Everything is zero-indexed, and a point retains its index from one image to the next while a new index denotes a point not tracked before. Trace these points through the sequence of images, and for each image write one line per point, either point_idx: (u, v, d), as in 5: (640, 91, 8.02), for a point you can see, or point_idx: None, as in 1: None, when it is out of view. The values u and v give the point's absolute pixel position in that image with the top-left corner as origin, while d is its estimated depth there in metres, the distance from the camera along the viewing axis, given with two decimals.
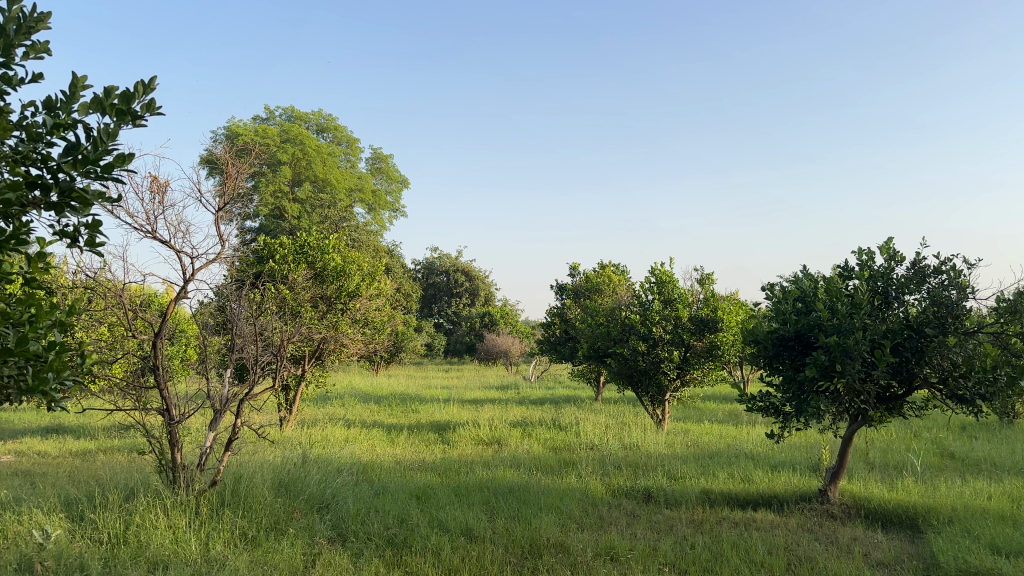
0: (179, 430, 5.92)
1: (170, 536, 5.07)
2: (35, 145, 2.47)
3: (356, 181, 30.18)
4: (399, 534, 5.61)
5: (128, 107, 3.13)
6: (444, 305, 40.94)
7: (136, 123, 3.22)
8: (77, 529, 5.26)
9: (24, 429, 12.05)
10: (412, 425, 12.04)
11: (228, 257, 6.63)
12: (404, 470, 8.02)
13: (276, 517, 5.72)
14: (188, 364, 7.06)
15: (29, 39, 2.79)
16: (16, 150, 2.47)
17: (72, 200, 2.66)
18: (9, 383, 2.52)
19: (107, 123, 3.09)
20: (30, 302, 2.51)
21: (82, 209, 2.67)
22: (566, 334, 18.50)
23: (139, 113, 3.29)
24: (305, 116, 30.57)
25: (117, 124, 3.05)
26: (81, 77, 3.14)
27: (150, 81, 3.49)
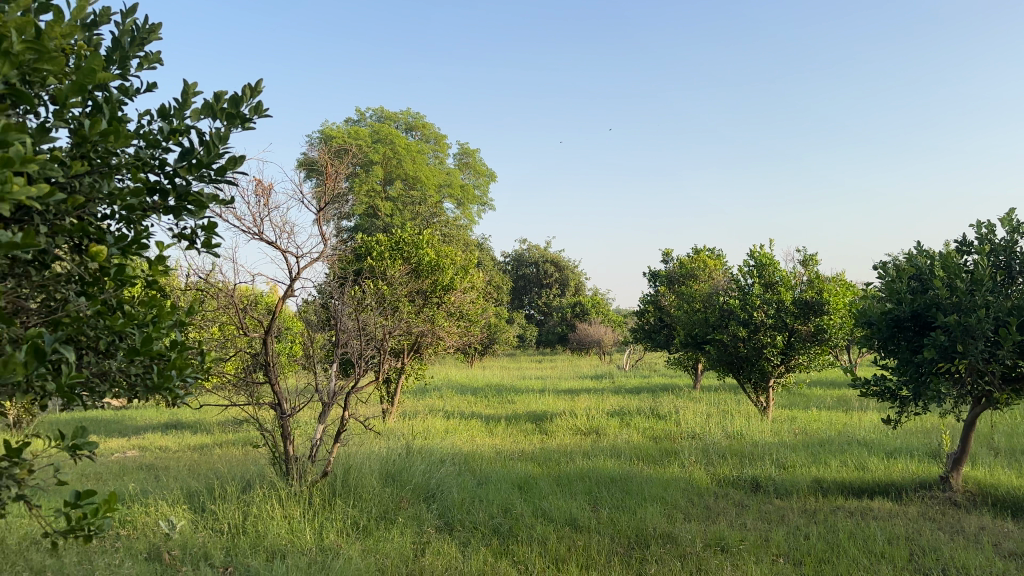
0: (291, 423, 6.10)
1: (286, 526, 5.23)
2: (157, 151, 2.34)
3: (444, 176, 30.55)
4: (504, 523, 5.63)
5: (238, 112, 3.08)
6: (535, 296, 40.90)
7: (246, 128, 3.18)
8: (200, 519, 5.50)
9: (146, 425, 12.75)
10: (510, 416, 12.10)
11: (330, 256, 6.82)
12: (505, 460, 8.06)
13: (385, 506, 5.84)
14: (295, 360, 7.29)
15: (143, 50, 2.77)
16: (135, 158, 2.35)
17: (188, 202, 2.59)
18: (135, 381, 2.56)
19: (217, 127, 3.06)
20: (153, 304, 2.57)
21: (199, 213, 2.59)
22: (662, 322, 18.16)
23: (248, 118, 3.23)
24: (393, 116, 31.19)
25: (228, 129, 3.01)
26: (193, 84, 3.11)
27: (257, 85, 3.42)
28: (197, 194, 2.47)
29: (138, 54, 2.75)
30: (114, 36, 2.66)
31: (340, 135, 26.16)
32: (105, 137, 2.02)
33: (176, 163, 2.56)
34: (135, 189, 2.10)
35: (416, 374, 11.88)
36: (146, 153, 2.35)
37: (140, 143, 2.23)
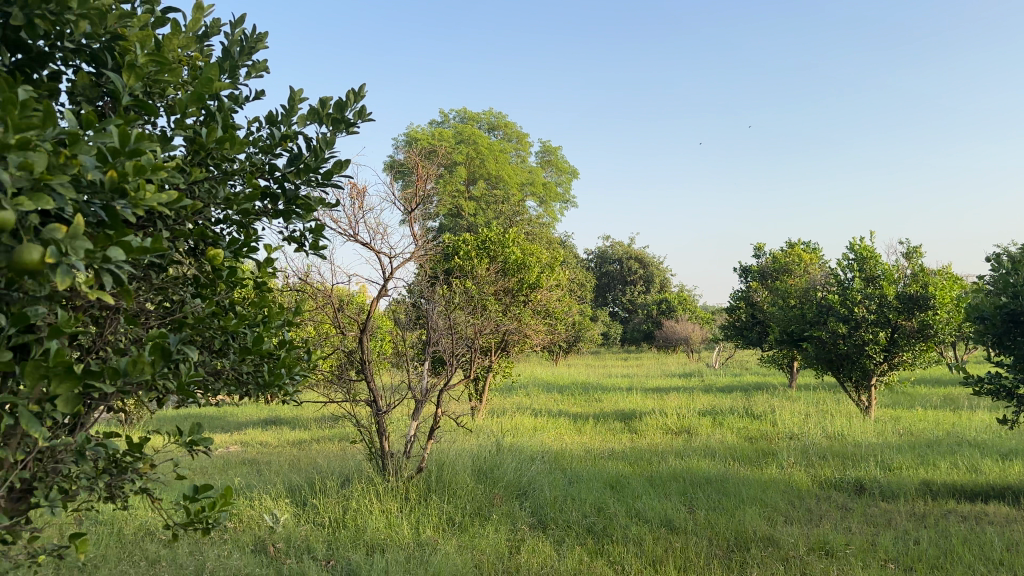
0: (387, 420, 6.21)
1: (384, 520, 5.33)
2: (268, 156, 2.39)
3: (527, 174, 30.63)
4: (598, 522, 5.60)
5: (343, 116, 3.04)
6: (620, 293, 40.58)
7: (351, 132, 3.12)
8: (302, 513, 5.67)
9: (246, 421, 13.25)
10: (599, 415, 12.03)
11: (422, 255, 6.91)
12: (596, 459, 8.02)
13: (478, 503, 5.88)
14: (389, 358, 7.42)
15: (251, 58, 2.84)
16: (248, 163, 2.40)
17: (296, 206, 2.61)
18: (248, 379, 2.65)
19: (323, 132, 3.04)
20: (262, 304, 2.66)
21: (306, 216, 2.61)
22: (754, 318, 17.66)
23: (353, 122, 3.18)
24: (476, 116, 31.48)
25: (333, 133, 2.97)
26: (297, 91, 3.10)
27: (360, 88, 3.31)
28: (307, 199, 2.51)
29: (245, 63, 2.81)
30: (224, 46, 2.73)
31: (425, 137, 26.59)
32: (222, 144, 2.08)
33: (284, 166, 2.50)
34: (250, 194, 2.16)
35: (503, 372, 11.95)
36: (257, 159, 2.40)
37: (254, 150, 2.28)
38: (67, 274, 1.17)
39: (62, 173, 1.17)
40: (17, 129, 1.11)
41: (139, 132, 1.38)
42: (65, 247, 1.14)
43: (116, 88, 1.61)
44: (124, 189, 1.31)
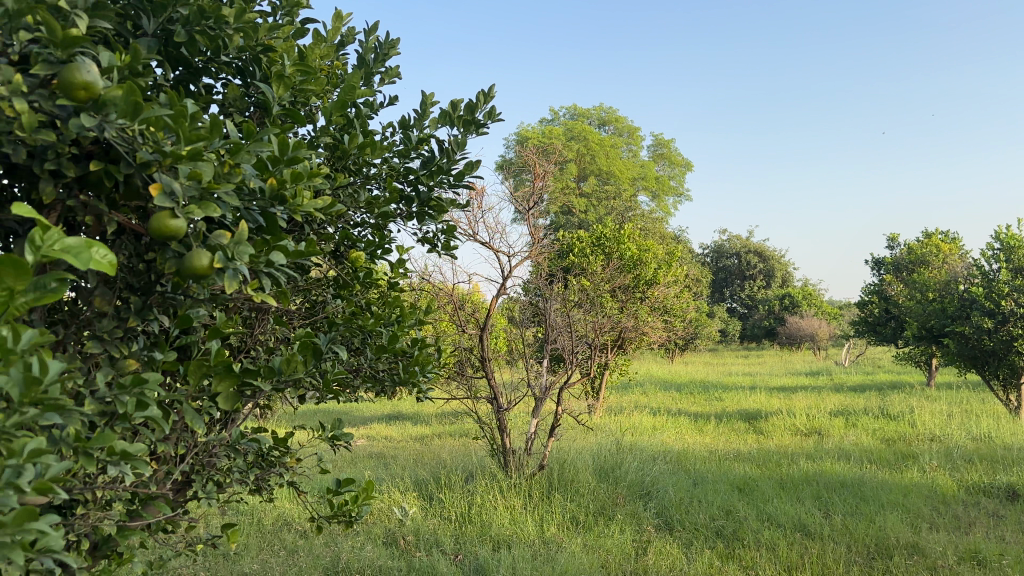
0: (507, 417, 6.25)
1: (509, 516, 5.37)
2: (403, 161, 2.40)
3: (640, 169, 30.24)
4: (727, 526, 5.45)
5: (474, 118, 2.97)
6: (738, 289, 39.46)
7: (482, 134, 3.05)
8: (429, 507, 5.78)
9: (370, 416, 13.68)
10: (721, 414, 11.72)
11: (540, 254, 6.91)
12: (721, 460, 7.80)
13: (601, 502, 5.83)
14: (510, 356, 7.46)
15: (386, 65, 2.87)
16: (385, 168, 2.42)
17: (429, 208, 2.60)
18: (384, 376, 2.72)
19: (454, 136, 2.98)
20: (395, 305, 2.72)
21: (439, 218, 2.62)
22: (888, 313, 16.67)
23: (485, 124, 3.11)
24: (587, 112, 31.27)
25: (465, 136, 2.91)
26: (429, 94, 3.07)
27: (490, 90, 3.23)
28: (439, 201, 2.52)
29: (379, 69, 2.84)
30: (359, 55, 2.77)
31: (536, 135, 26.70)
32: (362, 150, 2.11)
33: (416, 170, 2.45)
34: (388, 198, 2.20)
35: (620, 369, 11.83)
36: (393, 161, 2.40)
37: (394, 154, 2.32)
38: (232, 278, 1.23)
39: (228, 182, 1.23)
40: (189, 141, 1.17)
41: (296, 140, 1.43)
42: (232, 254, 1.20)
43: (266, 99, 1.66)
44: (282, 197, 1.36)
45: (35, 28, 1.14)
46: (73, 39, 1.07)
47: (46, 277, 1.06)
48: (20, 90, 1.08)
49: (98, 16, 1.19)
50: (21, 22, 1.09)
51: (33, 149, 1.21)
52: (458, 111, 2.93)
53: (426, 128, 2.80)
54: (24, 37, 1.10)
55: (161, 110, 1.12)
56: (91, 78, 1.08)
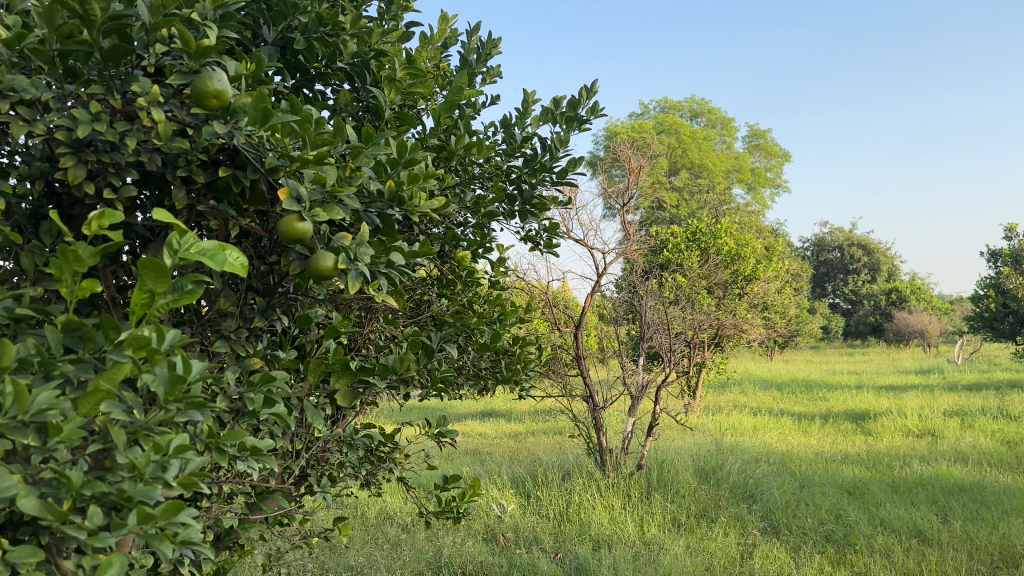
0: (604, 415, 6.20)
1: (607, 515, 5.31)
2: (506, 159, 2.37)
3: (734, 161, 29.52)
4: (836, 530, 5.25)
5: (576, 114, 2.91)
6: (840, 283, 38.03)
7: (585, 131, 2.98)
8: (528, 504, 5.78)
9: (464, 413, 13.81)
10: (825, 414, 11.31)
11: (637, 251, 6.81)
12: (828, 462, 7.53)
13: (703, 504, 5.71)
14: (606, 354, 7.39)
15: (487, 65, 2.85)
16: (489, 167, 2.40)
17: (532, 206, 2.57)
18: (487, 375, 2.73)
19: (556, 133, 2.93)
20: (497, 303, 2.71)
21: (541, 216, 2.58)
22: (1007, 308, 15.73)
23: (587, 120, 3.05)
24: (678, 105, 30.72)
25: (567, 133, 2.86)
26: (531, 92, 3.04)
27: (592, 86, 3.17)
28: (541, 198, 2.46)
29: (481, 71, 2.80)
30: (461, 55, 2.76)
31: (626, 130, 26.42)
32: (468, 150, 2.10)
33: (519, 168, 2.42)
34: (494, 197, 2.18)
35: (718, 367, 11.57)
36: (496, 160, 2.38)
37: (500, 152, 2.32)
38: (354, 278, 1.27)
39: (350, 185, 1.27)
40: (314, 146, 1.20)
41: (412, 142, 1.45)
42: (355, 256, 1.23)
43: (378, 103, 1.69)
44: (400, 198, 1.38)
45: (169, 40, 1.18)
46: (205, 49, 1.11)
47: (182, 279, 1.10)
48: (155, 100, 1.13)
49: (225, 26, 1.23)
50: (157, 34, 1.14)
51: (166, 157, 1.26)
52: (560, 108, 2.88)
53: (529, 127, 2.75)
54: (159, 49, 1.15)
55: (288, 117, 1.16)
56: (222, 86, 1.11)
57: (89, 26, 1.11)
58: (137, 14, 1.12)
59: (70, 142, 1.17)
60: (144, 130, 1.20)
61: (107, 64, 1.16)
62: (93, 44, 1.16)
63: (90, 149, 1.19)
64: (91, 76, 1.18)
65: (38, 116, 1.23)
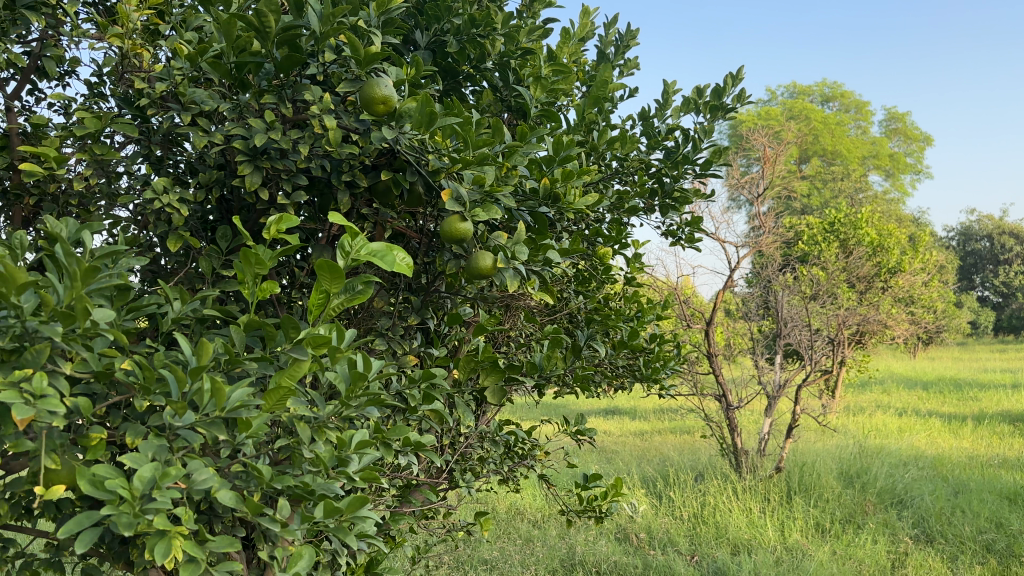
0: (739, 415, 5.97)
1: (745, 519, 4.98)
2: (648, 152, 2.24)
3: (869, 147, 27.98)
4: (999, 541, 4.88)
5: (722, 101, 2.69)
6: (990, 275, 35.43)
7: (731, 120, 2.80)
8: (659, 505, 5.42)
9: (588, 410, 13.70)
10: (980, 416, 10.53)
11: (773, 244, 6.50)
12: (985, 468, 7.00)
13: (848, 509, 5.41)
14: (739, 352, 7.12)
15: (626, 57, 2.76)
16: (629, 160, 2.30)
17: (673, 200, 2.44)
18: (622, 373, 2.56)
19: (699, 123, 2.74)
20: (634, 300, 2.57)
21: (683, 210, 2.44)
22: None
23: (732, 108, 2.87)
24: (808, 90, 29.40)
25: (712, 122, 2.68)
26: (672, 82, 2.91)
27: (739, 72, 3.00)
28: (683, 191, 2.36)
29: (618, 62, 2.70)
30: (599, 48, 2.68)
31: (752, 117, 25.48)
32: (611, 145, 2.03)
33: (661, 160, 2.33)
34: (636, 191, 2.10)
35: (858, 365, 10.97)
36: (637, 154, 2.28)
37: (642, 147, 2.25)
38: (512, 276, 1.28)
39: (508, 184, 1.27)
40: (474, 146, 1.22)
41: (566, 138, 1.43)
42: (514, 255, 1.24)
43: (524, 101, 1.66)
44: (555, 196, 1.37)
45: (338, 49, 1.23)
46: (373, 55, 1.14)
47: (353, 280, 1.15)
48: (327, 108, 1.20)
49: (388, 32, 1.26)
50: (326, 42, 1.18)
51: (332, 162, 1.32)
52: (704, 95, 2.69)
53: (670, 119, 2.63)
54: (328, 56, 1.20)
55: (452, 119, 1.18)
56: (389, 92, 1.15)
57: (265, 38, 1.17)
58: (308, 23, 1.17)
59: (247, 150, 1.25)
60: (314, 136, 1.26)
61: (280, 74, 1.22)
62: (266, 55, 1.22)
63: (265, 157, 1.26)
64: (264, 87, 1.25)
65: (216, 126, 1.31)
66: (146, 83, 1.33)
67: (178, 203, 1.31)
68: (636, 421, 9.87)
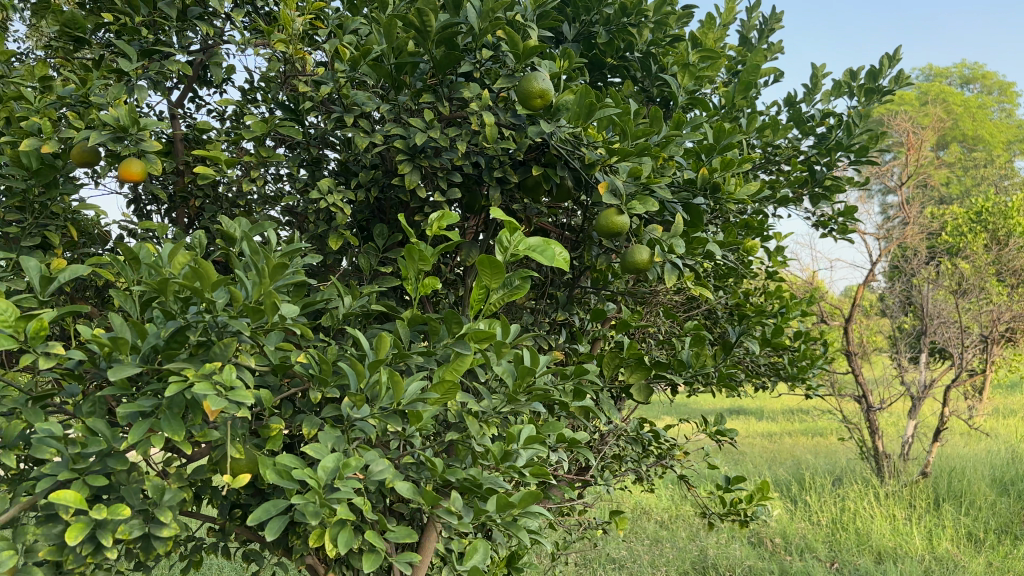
0: (880, 416, 5.66)
1: (890, 527, 4.71)
2: (800, 138, 2.13)
3: (1016, 131, 26.03)
4: None
5: (877, 84, 2.53)
6: None
7: (886, 102, 2.62)
8: (794, 508, 5.22)
9: None
10: None
11: (918, 236, 6.11)
12: None
13: (1004, 520, 5.03)
14: (879, 350, 6.75)
15: (770, 41, 2.64)
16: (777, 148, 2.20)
17: (824, 189, 2.31)
18: (767, 370, 2.46)
19: (852, 108, 2.59)
20: (778, 295, 2.44)
21: (834, 199, 2.31)
22: None
23: (887, 90, 2.70)
24: (946, 71, 27.64)
25: (866, 106, 2.52)
26: (820, 65, 2.77)
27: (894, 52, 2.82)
28: (836, 178, 2.25)
29: (762, 47, 2.59)
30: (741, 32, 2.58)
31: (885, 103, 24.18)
32: (760, 132, 1.95)
33: (811, 148, 2.22)
34: (786, 180, 2.00)
35: (1011, 365, 10.19)
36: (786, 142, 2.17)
37: (792, 134, 2.16)
38: (670, 271, 1.23)
39: (665, 175, 1.23)
40: (633, 137, 1.18)
41: (724, 125, 1.37)
42: (674, 248, 1.19)
43: (672, 90, 1.61)
44: (713, 185, 1.31)
45: (494, 45, 1.23)
46: (531, 49, 1.14)
47: (511, 275, 1.15)
48: (486, 105, 1.21)
49: (542, 26, 1.26)
50: (483, 38, 1.19)
51: (484, 159, 1.34)
52: (858, 78, 2.53)
53: (820, 104, 2.50)
54: (485, 51, 1.21)
55: (611, 109, 1.16)
56: (546, 85, 1.13)
57: (424, 37, 1.19)
58: (466, 20, 1.18)
59: (407, 149, 1.29)
60: (470, 133, 1.27)
61: (437, 73, 1.25)
62: (424, 54, 1.25)
63: (422, 156, 1.29)
64: (421, 86, 1.28)
65: (374, 126, 1.36)
66: (308, 87, 1.39)
67: (341, 203, 1.37)
68: (764, 421, 9.54)
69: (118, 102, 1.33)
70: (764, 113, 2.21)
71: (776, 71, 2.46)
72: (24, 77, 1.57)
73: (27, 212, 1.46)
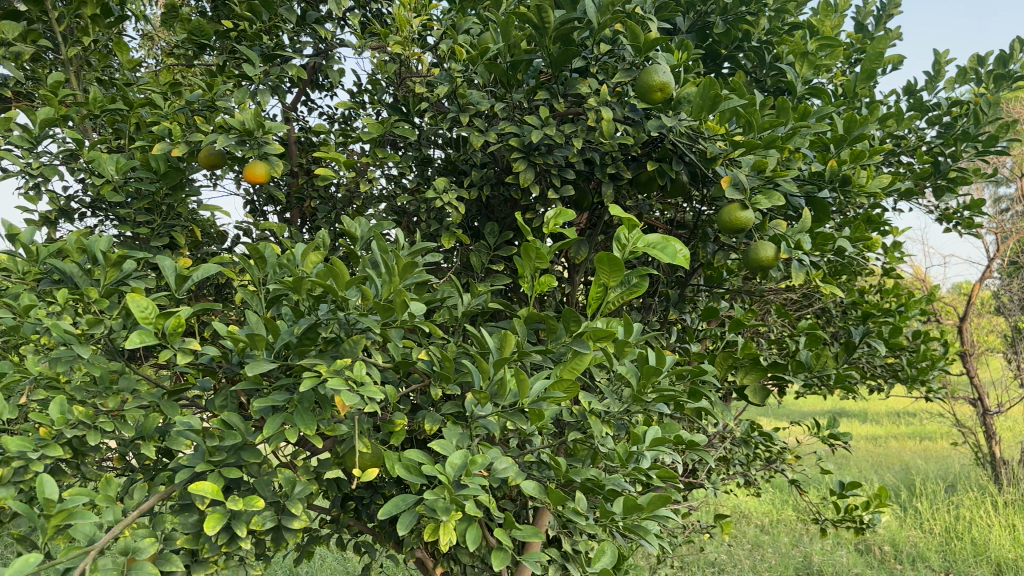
0: (997, 420, 5.35)
1: (1009, 538, 4.45)
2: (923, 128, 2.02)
3: None
4: None
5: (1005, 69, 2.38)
6: None
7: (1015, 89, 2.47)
8: (903, 515, 5.00)
9: None
10: None
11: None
12: None
13: None
14: (996, 351, 6.39)
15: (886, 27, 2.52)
16: (896, 139, 2.09)
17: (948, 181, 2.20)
18: (883, 372, 2.35)
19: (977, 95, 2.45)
20: (895, 293, 2.33)
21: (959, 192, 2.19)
22: None
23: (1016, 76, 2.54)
24: None
25: (993, 92, 2.38)
26: (941, 51, 2.63)
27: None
28: (961, 170, 2.13)
29: (878, 34, 2.48)
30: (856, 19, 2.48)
31: None
32: (882, 122, 1.86)
33: (935, 138, 2.10)
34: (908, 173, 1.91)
35: None
36: (907, 133, 2.07)
37: (914, 125, 2.05)
38: (797, 267, 1.19)
39: (792, 168, 1.19)
40: (759, 129, 1.15)
41: (854, 115, 1.32)
42: (802, 245, 1.15)
43: (790, 81, 1.55)
44: (843, 178, 1.26)
45: (612, 40, 1.21)
46: (652, 41, 1.11)
47: (630, 273, 1.12)
48: (604, 100, 1.19)
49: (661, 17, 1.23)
50: (602, 32, 1.17)
51: (599, 155, 1.32)
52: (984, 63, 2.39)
53: (943, 92, 2.37)
54: (603, 46, 1.19)
55: (737, 101, 1.12)
56: (668, 78, 1.11)
57: (542, 33, 1.18)
58: (585, 15, 1.16)
59: (522, 147, 1.28)
60: (586, 129, 1.26)
61: (553, 69, 1.24)
62: (539, 51, 1.24)
63: (537, 153, 1.28)
64: (536, 83, 1.27)
65: (489, 124, 1.36)
66: (424, 87, 1.40)
67: (455, 201, 1.39)
68: (868, 424, 9.18)
69: (242, 106, 1.37)
70: (883, 102, 2.11)
71: (897, 59, 2.35)
72: (152, 84, 1.63)
73: (156, 213, 1.51)
